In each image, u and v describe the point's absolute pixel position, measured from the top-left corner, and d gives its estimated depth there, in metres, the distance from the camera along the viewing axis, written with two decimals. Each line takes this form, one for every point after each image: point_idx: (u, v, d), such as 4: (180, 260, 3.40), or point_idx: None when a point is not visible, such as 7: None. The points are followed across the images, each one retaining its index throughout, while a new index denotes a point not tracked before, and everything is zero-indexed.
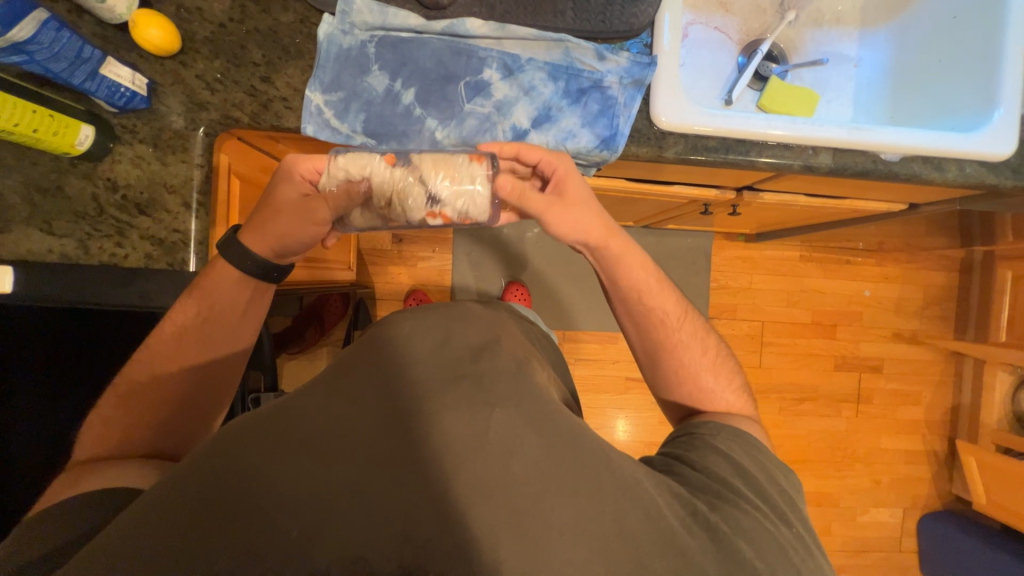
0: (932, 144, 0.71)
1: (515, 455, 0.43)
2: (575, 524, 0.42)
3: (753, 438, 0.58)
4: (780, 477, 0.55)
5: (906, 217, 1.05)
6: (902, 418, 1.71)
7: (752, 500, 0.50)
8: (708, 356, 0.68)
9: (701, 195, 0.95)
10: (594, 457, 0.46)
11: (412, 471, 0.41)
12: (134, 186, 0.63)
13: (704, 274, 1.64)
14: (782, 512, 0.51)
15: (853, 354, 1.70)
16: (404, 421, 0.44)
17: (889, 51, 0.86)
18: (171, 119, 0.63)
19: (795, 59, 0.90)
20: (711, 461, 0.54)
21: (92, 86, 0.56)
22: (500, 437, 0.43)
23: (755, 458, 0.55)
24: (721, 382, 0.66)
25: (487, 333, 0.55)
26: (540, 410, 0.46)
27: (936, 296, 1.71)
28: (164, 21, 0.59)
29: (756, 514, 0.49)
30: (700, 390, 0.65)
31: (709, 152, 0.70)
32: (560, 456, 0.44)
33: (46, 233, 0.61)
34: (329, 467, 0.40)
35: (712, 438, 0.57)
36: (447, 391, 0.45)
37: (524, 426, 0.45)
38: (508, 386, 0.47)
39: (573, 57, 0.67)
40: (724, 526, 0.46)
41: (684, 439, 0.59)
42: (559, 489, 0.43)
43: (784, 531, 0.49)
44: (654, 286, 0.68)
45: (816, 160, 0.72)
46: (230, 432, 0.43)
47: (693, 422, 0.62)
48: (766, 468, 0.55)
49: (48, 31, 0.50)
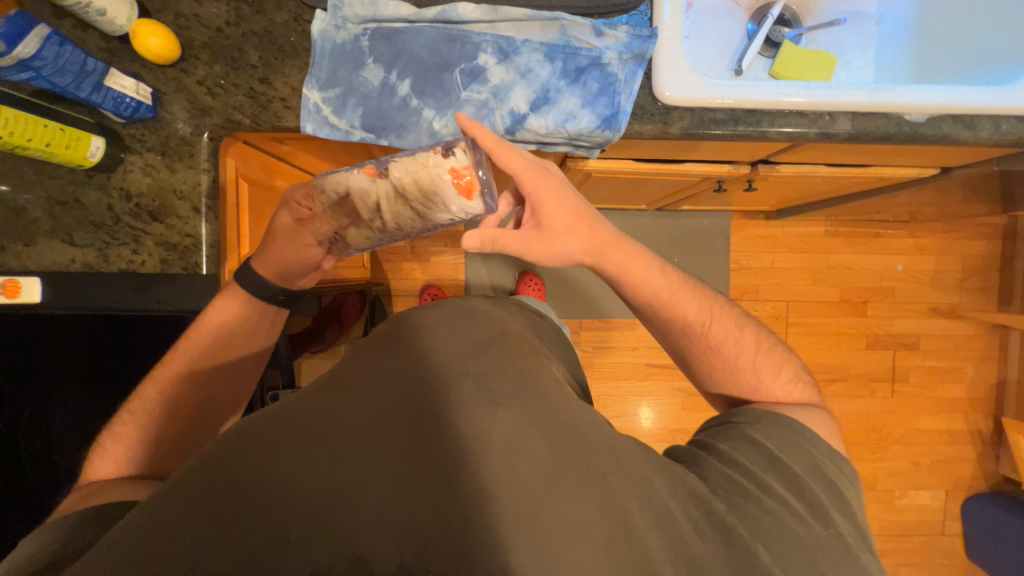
0: (961, 101, 0.66)
1: (520, 456, 0.43)
2: (580, 527, 0.41)
3: (794, 423, 0.55)
4: (827, 467, 0.52)
5: (938, 182, 0.99)
6: (943, 396, 1.63)
7: (786, 501, 0.48)
8: (749, 350, 0.64)
9: (714, 172, 0.91)
10: (604, 455, 0.45)
11: (415, 466, 0.41)
12: (145, 194, 0.65)
13: (724, 255, 1.59)
14: (821, 511, 0.48)
15: (885, 332, 1.62)
16: (409, 420, 0.43)
17: (912, 4, 0.80)
18: (177, 126, 0.64)
19: (809, 21, 0.85)
20: (743, 453, 0.52)
21: (99, 98, 0.57)
22: (505, 438, 0.43)
23: (798, 449, 0.53)
24: (765, 376, 0.63)
25: (493, 328, 0.53)
26: (548, 407, 0.45)
27: (976, 267, 1.61)
28: (163, 30, 0.60)
29: (781, 513, 0.47)
30: (743, 388, 0.63)
31: (718, 125, 0.67)
32: (566, 456, 0.44)
33: (67, 244, 0.64)
34: (332, 471, 0.40)
35: (748, 429, 0.55)
36: (452, 385, 0.45)
37: (529, 427, 0.44)
38: (516, 383, 0.46)
39: (569, 36, 0.65)
40: (741, 529, 0.45)
41: (718, 429, 0.57)
42: (565, 490, 0.42)
43: (819, 533, 0.46)
44: (670, 293, 0.64)
45: (834, 127, 0.68)
46: (242, 429, 0.44)
47: (733, 411, 0.59)
48: (812, 459, 0.52)
49: (50, 46, 0.51)
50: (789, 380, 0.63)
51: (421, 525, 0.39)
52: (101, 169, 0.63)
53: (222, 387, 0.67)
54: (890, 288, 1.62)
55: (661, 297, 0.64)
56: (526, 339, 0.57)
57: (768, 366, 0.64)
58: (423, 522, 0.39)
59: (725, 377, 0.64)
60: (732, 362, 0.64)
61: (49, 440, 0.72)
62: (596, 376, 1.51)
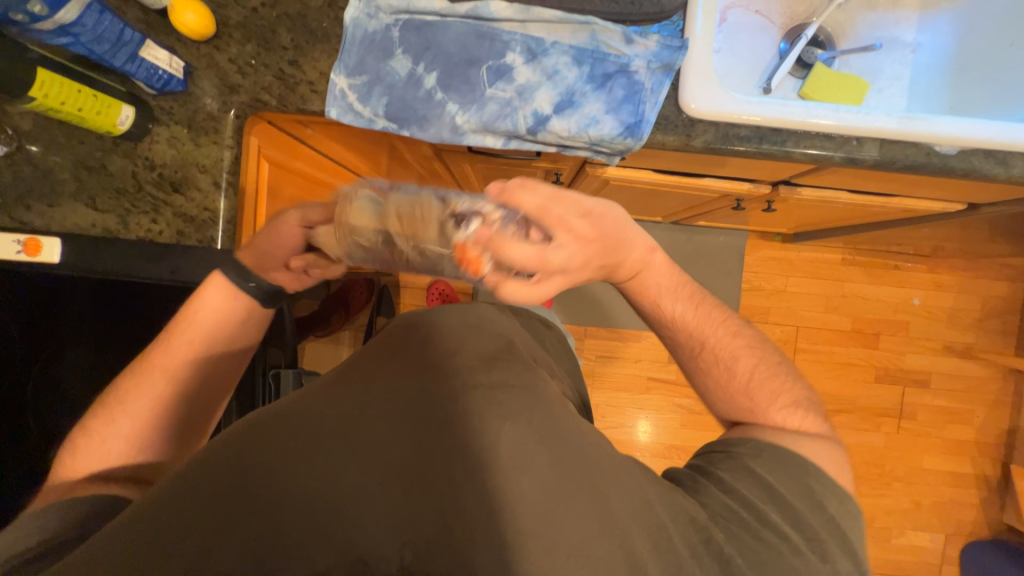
0: (995, 136, 0.64)
1: (523, 469, 0.43)
2: (580, 547, 0.41)
3: (806, 462, 0.52)
4: (832, 503, 0.49)
5: (963, 218, 0.97)
6: (950, 438, 1.59)
7: (784, 535, 0.47)
8: (750, 368, 0.63)
9: (733, 189, 0.90)
10: (607, 475, 0.44)
11: (422, 462, 0.42)
12: (169, 165, 0.66)
13: (736, 274, 1.58)
14: (819, 546, 0.47)
15: (895, 368, 1.59)
16: (414, 431, 0.43)
17: (952, 35, 0.80)
18: (206, 101, 0.65)
19: (843, 44, 0.84)
20: (745, 485, 0.50)
21: (132, 68, 0.58)
22: (512, 454, 0.43)
23: (806, 487, 0.50)
24: (767, 399, 0.60)
25: (501, 339, 0.54)
26: (553, 424, 0.46)
27: (996, 308, 1.57)
28: (199, 6, 0.62)
29: (778, 547, 0.46)
30: (743, 409, 0.61)
31: (742, 141, 0.67)
32: (570, 475, 0.43)
33: (89, 209, 0.65)
34: (342, 467, 0.41)
35: (751, 460, 0.52)
36: (461, 398, 0.45)
37: (535, 444, 0.44)
38: (521, 399, 0.46)
39: (599, 41, 0.64)
40: (738, 559, 0.45)
41: (719, 455, 0.54)
42: (567, 509, 0.42)
43: (815, 569, 0.46)
44: (676, 301, 0.67)
45: (860, 153, 0.67)
46: (252, 418, 0.45)
47: (732, 438, 0.56)
48: (817, 498, 0.49)
49: (90, 14, 0.53)
50: (788, 408, 0.59)
51: (422, 528, 0.40)
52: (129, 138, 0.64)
53: (212, 389, 0.66)
54: (903, 322, 1.59)
55: (663, 304, 0.67)
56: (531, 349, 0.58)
57: (764, 387, 0.61)
58: (423, 527, 0.40)
59: (726, 399, 0.63)
60: (732, 381, 0.62)
61: (56, 399, 0.74)
62: (597, 385, 1.51)
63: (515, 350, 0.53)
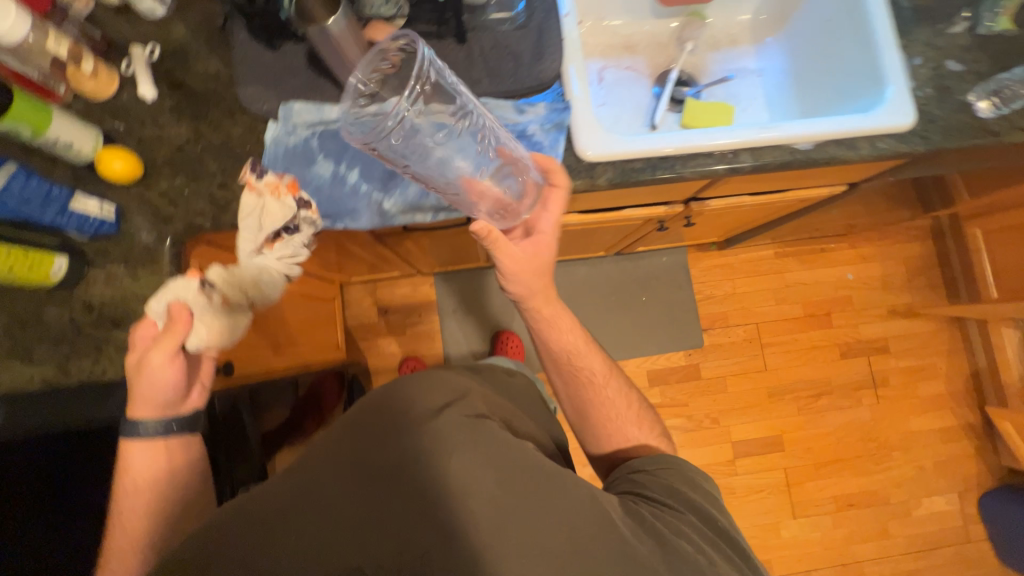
0: (835, 128, 0.76)
1: (471, 496, 0.52)
2: (537, 540, 0.52)
3: (672, 458, 0.68)
4: (700, 481, 0.65)
5: (851, 197, 1.10)
6: (926, 395, 1.66)
7: (686, 505, 0.61)
8: (630, 408, 0.80)
9: (652, 214, 1.00)
10: (545, 480, 0.55)
11: (392, 507, 0.51)
12: (108, 303, 0.66)
13: (688, 287, 1.67)
14: (709, 506, 0.61)
15: (855, 341, 1.68)
16: (380, 486, 0.52)
17: (785, 58, 0.97)
18: (140, 235, 0.68)
19: (704, 80, 0.99)
20: (646, 485, 0.64)
21: (63, 220, 0.61)
22: (463, 481, 0.52)
23: (678, 471, 0.65)
24: (642, 431, 0.78)
25: (443, 390, 0.59)
26: (494, 450, 0.55)
27: (919, 267, 1.73)
28: (127, 153, 0.67)
29: (686, 514, 0.59)
30: (625, 441, 0.77)
31: (638, 173, 0.76)
32: (516, 487, 0.53)
33: (27, 363, 0.64)
34: (328, 529, 0.49)
35: (641, 472, 0.67)
36: (414, 447, 0.54)
37: (481, 469, 0.53)
38: (465, 436, 0.55)
39: (496, 116, 0.73)
40: (664, 528, 0.56)
41: (625, 479, 0.67)
42: (520, 514, 0.52)
43: (714, 522, 0.59)
44: (581, 346, 0.80)
45: (738, 162, 0.77)
46: (231, 514, 0.50)
47: (632, 464, 0.70)
48: (689, 475, 0.65)
49: (17, 179, 0.57)
50: (654, 435, 0.78)
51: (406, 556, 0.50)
52: (65, 286, 0.65)
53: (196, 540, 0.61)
54: (846, 297, 1.70)
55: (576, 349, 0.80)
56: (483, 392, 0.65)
57: (623, 426, 0.78)
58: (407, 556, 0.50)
59: (611, 431, 0.78)
60: (621, 414, 0.79)
61: None
62: None
63: (466, 394, 0.61)
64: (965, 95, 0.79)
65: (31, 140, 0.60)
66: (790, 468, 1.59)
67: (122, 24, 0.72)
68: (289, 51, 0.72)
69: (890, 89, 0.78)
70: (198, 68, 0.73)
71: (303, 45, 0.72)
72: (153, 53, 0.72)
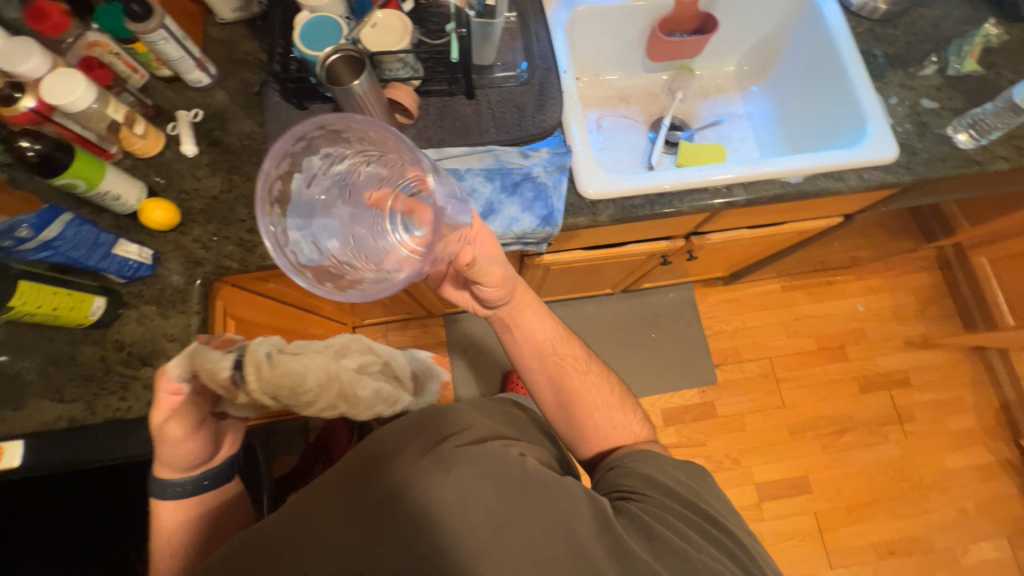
0: (824, 162, 0.81)
1: (472, 504, 0.53)
2: (537, 549, 0.52)
3: (645, 449, 0.68)
4: (681, 472, 0.66)
5: (848, 227, 1.13)
6: (956, 430, 1.59)
7: (670, 496, 0.61)
8: (615, 394, 0.78)
9: (654, 248, 1.03)
10: (540, 489, 0.56)
11: (392, 524, 0.51)
12: (137, 342, 0.70)
13: (697, 323, 1.67)
14: (691, 492, 0.62)
15: (873, 374, 1.64)
16: (377, 509, 0.52)
17: (770, 103, 1.04)
18: (173, 278, 0.73)
19: (696, 124, 1.06)
20: (627, 479, 0.64)
21: (106, 264, 0.66)
22: (459, 494, 0.53)
23: (655, 461, 0.66)
24: (627, 415, 0.77)
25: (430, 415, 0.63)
26: (486, 461, 0.57)
27: (929, 297, 1.72)
28: (167, 204, 0.73)
29: (667, 504, 0.60)
30: (614, 427, 0.75)
31: (638, 209, 0.80)
32: (511, 495, 0.55)
33: (56, 401, 0.67)
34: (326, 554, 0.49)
35: (622, 464, 0.67)
36: (409, 468, 0.55)
37: (475, 481, 0.55)
38: (457, 452, 0.58)
39: (503, 160, 0.78)
40: (650, 519, 0.57)
41: (604, 475, 0.68)
42: (517, 522, 0.53)
43: (698, 509, 0.60)
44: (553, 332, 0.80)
45: (733, 195, 0.81)
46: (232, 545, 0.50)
47: (618, 458, 0.69)
48: (665, 466, 0.65)
49: (71, 228, 0.61)
50: (641, 417, 0.78)
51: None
52: (101, 326, 0.69)
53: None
54: (860, 329, 1.69)
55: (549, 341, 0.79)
56: (489, 419, 0.67)
57: (608, 414, 0.76)
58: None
59: (597, 420, 0.75)
60: (604, 399, 0.77)
61: None
62: None
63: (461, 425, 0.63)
64: (943, 129, 0.84)
65: (86, 194, 0.65)
66: (821, 512, 1.51)
67: (170, 93, 0.81)
68: (315, 111, 0.80)
69: (870, 126, 0.84)
70: (234, 128, 0.81)
71: (328, 105, 0.80)
72: (196, 117, 0.80)
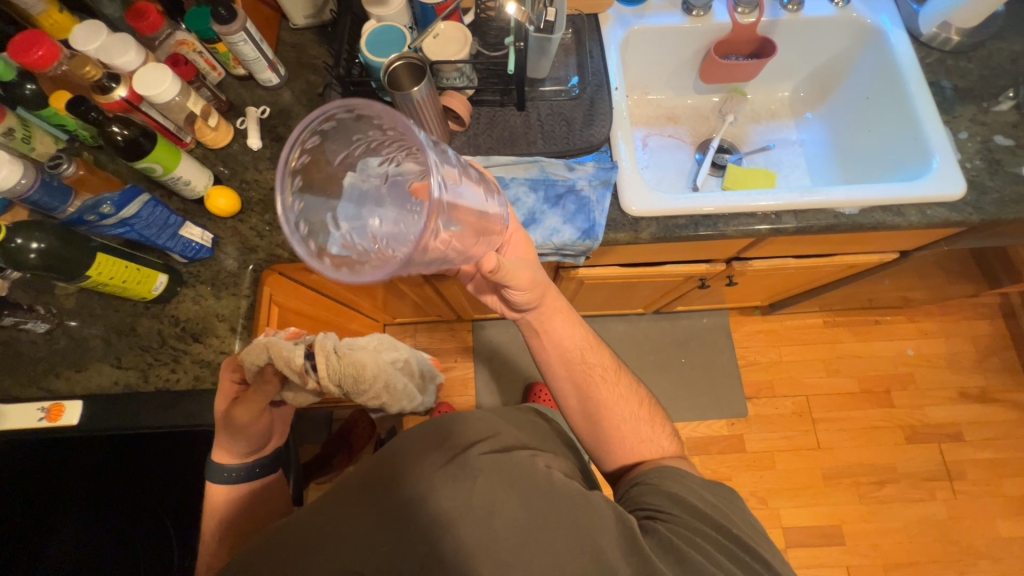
0: (883, 195, 0.78)
1: (496, 514, 0.53)
2: (560, 563, 0.51)
3: (672, 465, 0.66)
4: (711, 492, 0.63)
5: (903, 265, 1.07)
6: (1015, 495, 1.46)
7: (700, 517, 0.59)
8: (643, 407, 0.77)
9: (692, 271, 1.01)
10: (563, 501, 0.55)
11: (416, 526, 0.52)
12: (192, 319, 0.74)
13: (730, 352, 1.62)
14: (723, 515, 0.60)
15: (922, 424, 1.53)
16: (403, 513, 0.53)
17: (826, 130, 1.01)
18: (228, 262, 0.77)
19: (745, 147, 1.04)
20: (653, 495, 0.62)
21: (172, 244, 0.71)
22: (482, 502, 0.53)
23: (686, 478, 0.63)
24: (655, 430, 0.75)
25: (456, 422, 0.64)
26: (510, 471, 0.57)
27: (989, 346, 1.60)
28: (230, 192, 0.78)
29: (697, 527, 0.58)
30: (643, 442, 0.73)
31: (681, 229, 0.79)
32: (534, 506, 0.54)
33: (116, 367, 0.72)
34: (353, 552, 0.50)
35: (649, 479, 0.65)
36: (431, 475, 0.56)
37: (498, 490, 0.55)
38: (479, 461, 0.58)
39: (548, 172, 0.80)
40: (677, 539, 0.55)
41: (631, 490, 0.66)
42: (540, 535, 0.52)
43: (730, 533, 0.57)
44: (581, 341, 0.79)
45: (782, 222, 0.79)
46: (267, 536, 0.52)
47: (645, 473, 0.67)
48: (695, 485, 0.63)
49: (147, 208, 0.66)
50: (669, 434, 0.75)
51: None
52: (160, 301, 0.74)
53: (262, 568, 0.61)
54: (908, 375, 1.58)
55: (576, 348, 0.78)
56: (516, 429, 0.67)
57: (635, 426, 0.74)
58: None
59: (625, 438, 0.74)
60: (633, 414, 0.75)
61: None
62: None
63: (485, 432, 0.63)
64: (1018, 168, 0.79)
65: (160, 177, 0.71)
66: (854, 567, 1.41)
67: (242, 89, 0.87)
68: None
69: (936, 161, 0.80)
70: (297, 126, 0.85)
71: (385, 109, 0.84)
72: (264, 113, 0.85)
